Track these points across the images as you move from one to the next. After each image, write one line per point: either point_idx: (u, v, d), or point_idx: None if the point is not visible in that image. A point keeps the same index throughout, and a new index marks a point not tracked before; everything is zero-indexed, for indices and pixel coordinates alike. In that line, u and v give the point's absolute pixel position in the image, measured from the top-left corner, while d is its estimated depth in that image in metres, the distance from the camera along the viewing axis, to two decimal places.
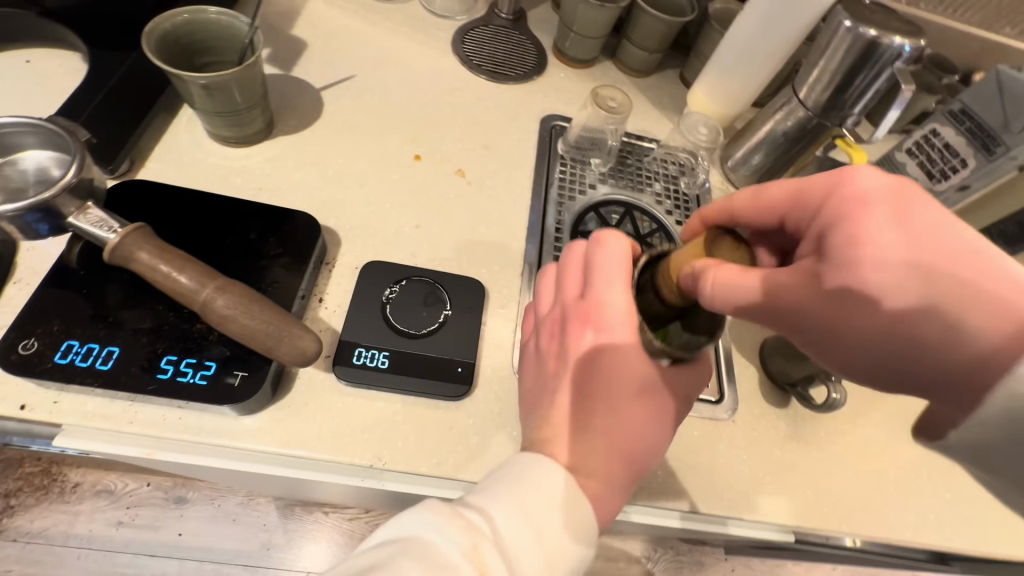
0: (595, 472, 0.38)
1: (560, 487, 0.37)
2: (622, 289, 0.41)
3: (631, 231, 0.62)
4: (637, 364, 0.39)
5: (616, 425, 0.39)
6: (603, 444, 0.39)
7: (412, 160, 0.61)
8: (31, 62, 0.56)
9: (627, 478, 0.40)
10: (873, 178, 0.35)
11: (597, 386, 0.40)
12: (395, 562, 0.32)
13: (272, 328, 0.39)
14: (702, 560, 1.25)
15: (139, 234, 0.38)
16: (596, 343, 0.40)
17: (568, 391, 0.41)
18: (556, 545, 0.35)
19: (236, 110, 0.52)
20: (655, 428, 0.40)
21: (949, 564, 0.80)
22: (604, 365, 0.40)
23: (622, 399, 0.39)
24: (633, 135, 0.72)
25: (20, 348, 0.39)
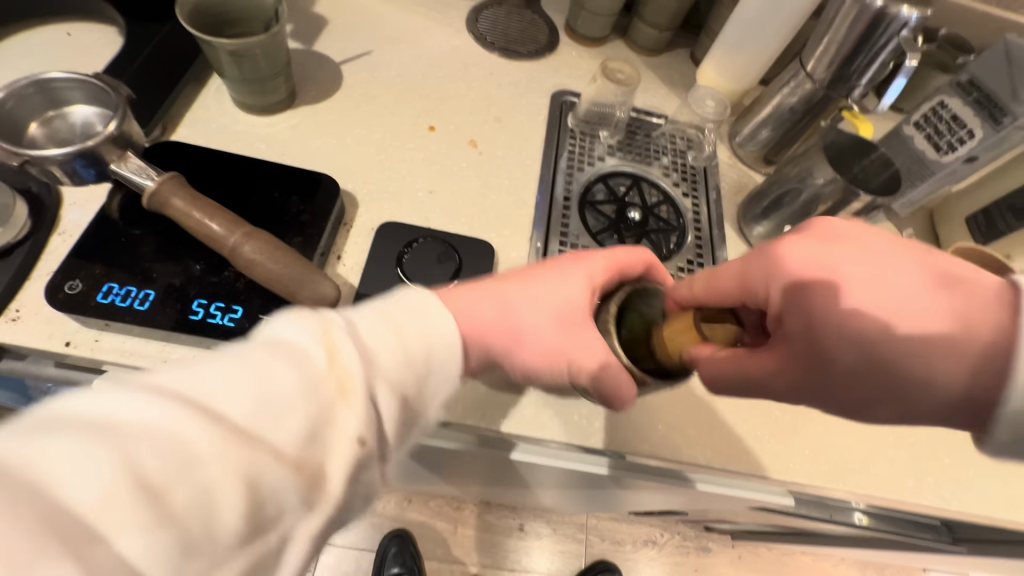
0: (480, 314, 0.41)
1: (435, 309, 0.38)
2: (609, 254, 0.44)
3: (638, 202, 0.64)
4: (578, 288, 0.42)
5: (528, 306, 0.42)
6: (503, 302, 0.42)
7: (426, 131, 0.64)
8: (71, 34, 0.59)
9: (500, 350, 0.41)
10: (799, 253, 0.39)
11: (535, 279, 0.43)
12: (245, 351, 0.31)
13: (294, 273, 0.42)
14: (708, 546, 1.27)
15: (173, 182, 0.41)
16: (567, 260, 0.44)
17: (521, 269, 0.45)
18: (415, 347, 0.36)
19: (261, 78, 0.55)
20: (547, 331, 0.41)
21: (956, 544, 0.80)
22: (557, 273, 0.43)
23: (548, 300, 0.42)
24: (642, 110, 0.73)
25: (67, 289, 0.43)
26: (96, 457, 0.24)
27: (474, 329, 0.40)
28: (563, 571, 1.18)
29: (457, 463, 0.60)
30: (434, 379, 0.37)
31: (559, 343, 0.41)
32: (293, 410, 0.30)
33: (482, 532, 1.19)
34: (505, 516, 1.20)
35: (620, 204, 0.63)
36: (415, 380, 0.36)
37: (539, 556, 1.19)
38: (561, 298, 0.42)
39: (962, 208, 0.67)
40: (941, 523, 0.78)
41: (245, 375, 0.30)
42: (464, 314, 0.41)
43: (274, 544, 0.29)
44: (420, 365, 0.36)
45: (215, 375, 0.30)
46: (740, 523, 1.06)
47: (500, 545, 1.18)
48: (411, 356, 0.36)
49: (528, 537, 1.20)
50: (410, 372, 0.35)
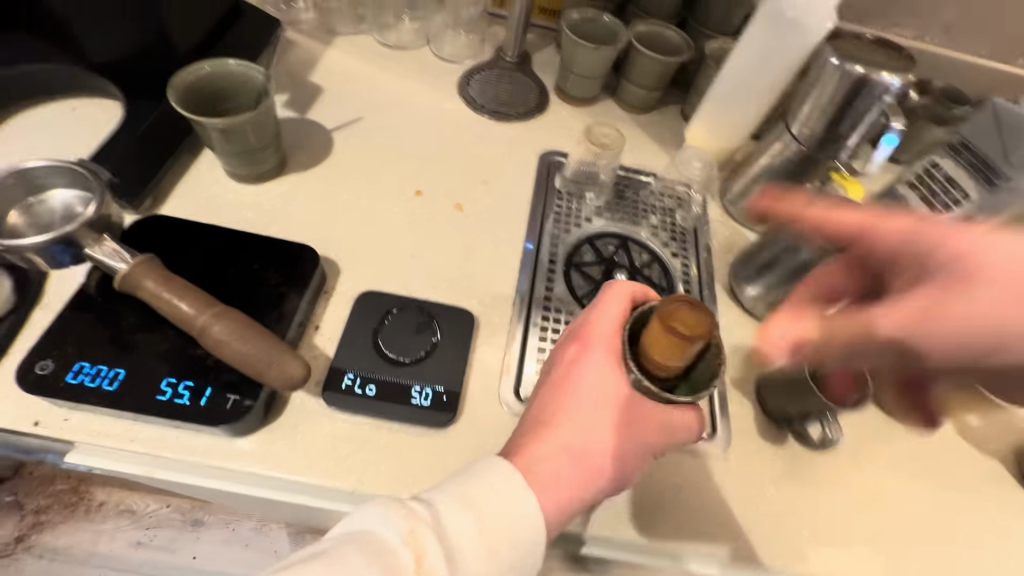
0: (553, 477, 0.40)
1: (507, 476, 0.39)
2: (615, 317, 0.44)
3: (626, 264, 0.63)
4: (614, 374, 0.42)
5: (584, 430, 0.41)
6: (561, 446, 0.41)
7: (413, 195, 0.64)
8: (75, 109, 0.62)
9: (594, 489, 0.41)
10: (897, 221, 0.46)
11: (575, 400, 0.42)
12: (343, 555, 0.34)
13: (263, 353, 0.41)
14: None
15: (146, 263, 0.41)
16: (584, 351, 0.44)
17: (549, 392, 0.43)
18: (497, 528, 0.37)
19: (250, 151, 0.57)
20: (620, 448, 0.41)
21: None
22: (585, 370, 0.43)
23: (597, 410, 0.42)
24: (631, 169, 0.73)
25: (38, 368, 0.43)
26: None
27: (553, 494, 0.39)
28: None
29: None
30: (525, 555, 0.38)
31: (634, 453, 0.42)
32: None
33: None
34: None
35: (606, 266, 0.63)
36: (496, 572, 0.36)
37: None
38: (613, 398, 0.42)
39: None
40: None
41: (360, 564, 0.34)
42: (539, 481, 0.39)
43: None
44: (504, 542, 0.37)
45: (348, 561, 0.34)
46: None
47: None
48: (498, 549, 0.37)
49: None
50: (494, 565, 0.36)
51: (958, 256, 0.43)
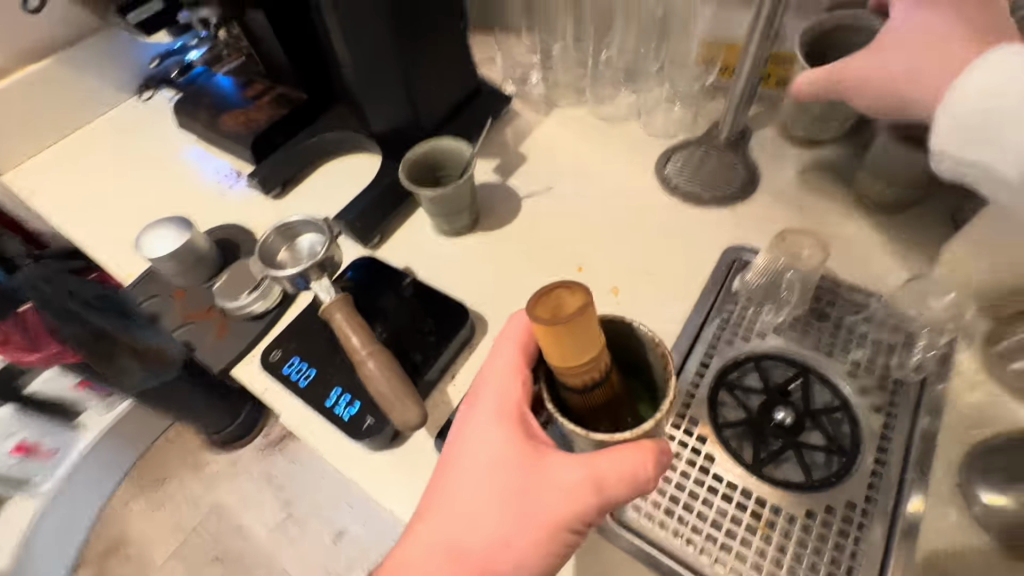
0: (439, 546, 0.46)
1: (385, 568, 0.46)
2: (501, 381, 0.49)
3: (796, 402, 0.52)
4: (497, 441, 0.47)
5: (473, 497, 0.47)
6: (449, 520, 0.47)
7: (574, 270, 0.66)
8: (358, 163, 0.85)
9: (489, 562, 0.45)
10: None
11: (467, 472, 0.48)
12: None
13: (395, 395, 0.49)
14: None
15: (341, 300, 0.54)
16: (467, 417, 0.50)
17: (447, 456, 0.50)
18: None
19: (449, 213, 0.69)
20: (510, 512, 0.46)
21: None
22: (474, 438, 0.49)
23: (488, 480, 0.47)
24: (843, 283, 0.59)
25: (270, 355, 0.59)
26: None
27: (440, 564, 0.45)
28: None
29: None
30: None
31: (526, 526, 0.45)
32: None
33: None
34: None
35: (768, 397, 0.52)
36: None
37: None
38: (487, 472, 0.47)
39: None
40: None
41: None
42: (414, 568, 0.46)
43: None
44: None
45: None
46: None
47: None
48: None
49: None
50: None
51: None
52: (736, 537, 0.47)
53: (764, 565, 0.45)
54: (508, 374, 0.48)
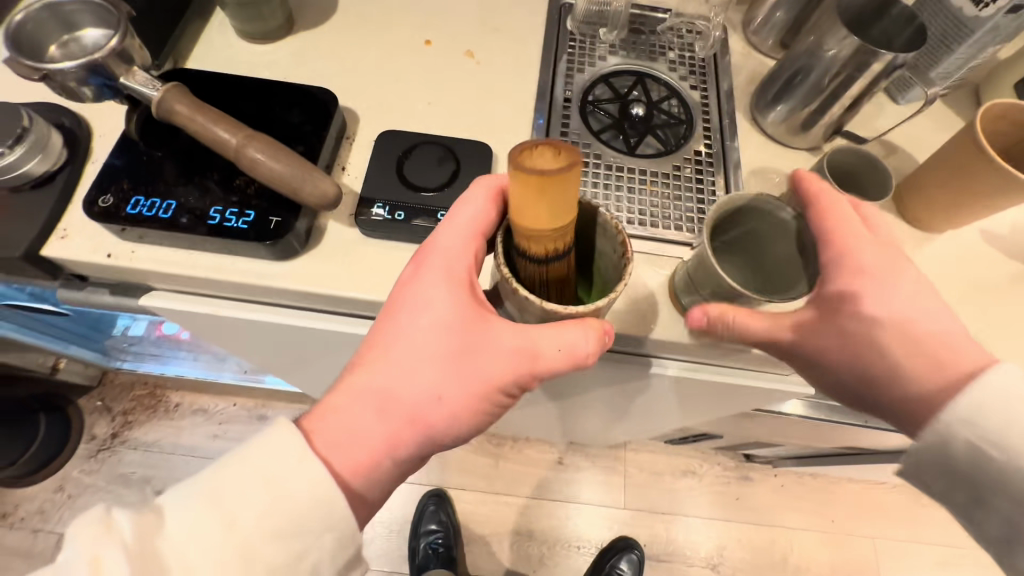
0: (357, 404, 0.44)
1: (289, 443, 0.42)
2: (460, 235, 0.45)
3: (642, 99, 0.62)
4: (444, 298, 0.45)
5: (411, 350, 0.45)
6: (378, 376, 0.44)
7: (422, 45, 0.64)
8: None
9: (411, 419, 0.44)
10: (872, 254, 0.43)
11: (406, 327, 0.45)
12: (204, 495, 0.41)
13: (298, 172, 0.44)
14: (731, 477, 1.58)
15: (176, 90, 0.43)
16: (414, 277, 0.46)
17: (383, 314, 0.47)
18: (290, 479, 0.42)
19: (255, 1, 0.57)
20: (445, 375, 0.44)
21: None
22: (416, 292, 0.46)
23: (429, 335, 0.44)
24: (646, 5, 0.69)
25: (101, 204, 0.47)
26: (177, 537, 0.40)
27: (356, 422, 0.43)
28: (602, 492, 1.53)
29: None
30: (320, 503, 0.42)
31: (463, 384, 0.44)
32: (245, 518, 0.41)
33: (521, 462, 1.55)
34: (544, 451, 1.56)
35: (622, 102, 0.62)
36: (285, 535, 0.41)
37: (582, 486, 1.53)
38: (430, 328, 0.44)
39: (1013, 78, 0.63)
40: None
41: (269, 455, 0.42)
42: (341, 415, 0.44)
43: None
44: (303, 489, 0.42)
45: (244, 450, 0.43)
46: (769, 429, 1.09)
47: (543, 476, 1.53)
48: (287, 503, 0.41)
49: (569, 470, 1.55)
50: (284, 525, 0.41)
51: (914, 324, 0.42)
52: (634, 203, 0.57)
53: (658, 214, 0.57)
54: (466, 239, 0.45)
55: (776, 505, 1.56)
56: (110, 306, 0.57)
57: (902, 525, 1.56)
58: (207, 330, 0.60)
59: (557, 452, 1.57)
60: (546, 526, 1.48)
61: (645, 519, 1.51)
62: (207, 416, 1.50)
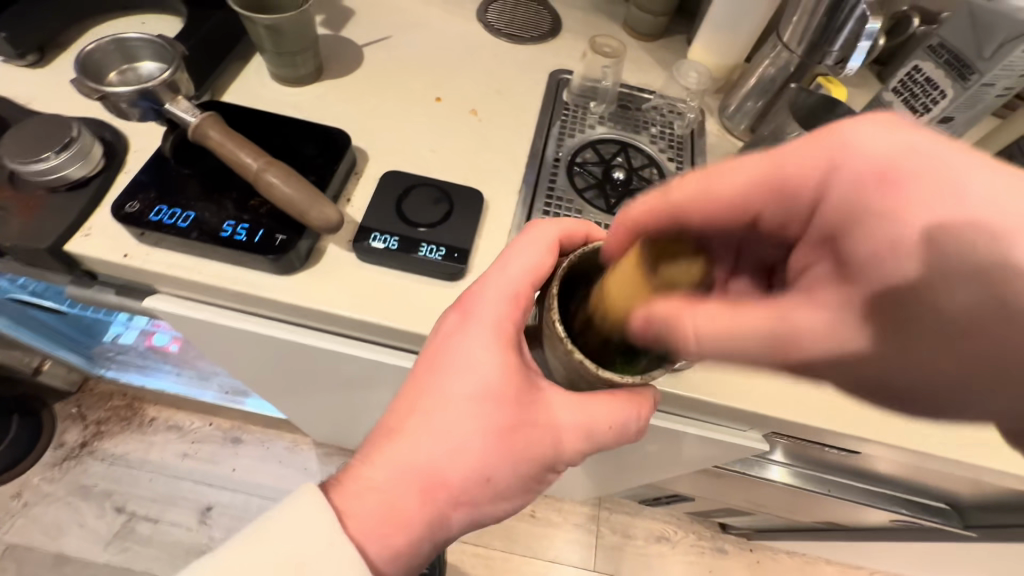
0: (399, 484, 0.46)
1: (323, 511, 0.45)
2: (506, 297, 0.49)
3: (623, 165, 0.70)
4: (489, 363, 0.48)
5: (457, 420, 0.47)
6: (422, 451, 0.46)
7: (433, 101, 0.72)
8: (144, 23, 0.71)
9: (453, 496, 0.47)
10: (875, 144, 0.40)
11: (447, 394, 0.48)
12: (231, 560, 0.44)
13: (307, 197, 0.50)
14: (706, 545, 1.55)
15: (212, 119, 0.49)
16: (460, 330, 0.50)
17: (422, 376, 0.49)
18: (317, 543, 0.44)
19: (291, 51, 0.65)
20: (489, 444, 0.47)
21: (969, 529, 0.87)
22: (460, 356, 0.49)
23: (473, 404, 0.47)
24: (634, 86, 0.78)
25: (127, 209, 0.52)
26: None
27: (399, 501, 0.45)
28: (572, 551, 1.49)
29: None
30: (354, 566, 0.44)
31: (507, 453, 0.47)
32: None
33: (493, 512, 1.51)
34: None
35: (605, 165, 0.69)
36: None
37: (553, 543, 1.49)
38: (472, 398, 0.47)
39: None
40: (924, 478, 0.82)
41: (296, 532, 0.44)
42: (380, 492, 0.46)
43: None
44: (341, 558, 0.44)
45: (270, 519, 0.46)
46: (740, 494, 1.10)
47: (513, 527, 1.50)
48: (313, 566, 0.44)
49: (540, 523, 1.51)
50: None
51: (899, 194, 0.39)
52: None
53: None
54: (507, 297, 0.49)
55: None
56: (112, 305, 0.61)
57: None
58: (200, 334, 0.63)
59: (530, 505, 1.54)
60: None
61: None
62: (180, 434, 1.48)
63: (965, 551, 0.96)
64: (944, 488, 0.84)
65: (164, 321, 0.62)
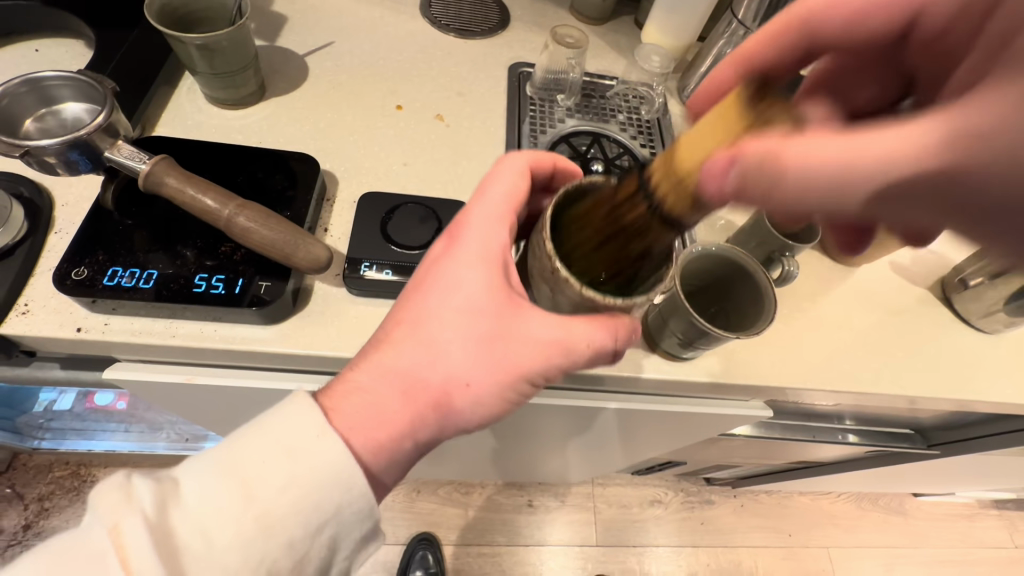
0: (381, 393, 0.42)
1: (312, 420, 0.41)
2: (499, 205, 0.44)
3: (600, 156, 0.68)
4: (475, 280, 0.43)
5: (444, 331, 0.42)
6: (408, 362, 0.42)
7: (394, 110, 0.67)
8: (39, 51, 0.61)
9: (436, 408, 0.43)
10: None
11: (434, 310, 0.43)
12: (207, 470, 0.39)
13: (290, 237, 0.45)
14: (694, 500, 1.63)
15: (164, 163, 0.43)
16: (447, 255, 0.45)
17: (413, 289, 0.45)
18: (305, 459, 0.40)
19: (229, 71, 0.58)
20: (473, 359, 0.42)
21: (930, 448, 0.97)
22: (448, 271, 0.44)
23: (458, 320, 0.42)
24: (594, 74, 0.77)
25: (74, 276, 0.45)
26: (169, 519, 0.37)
27: (381, 412, 0.41)
28: (574, 531, 1.52)
29: None
30: (331, 485, 0.40)
31: (490, 369, 0.42)
32: (265, 485, 0.39)
33: (492, 510, 1.51)
34: (514, 495, 1.54)
35: (583, 159, 0.67)
36: (285, 518, 0.39)
37: (554, 527, 1.52)
38: (460, 311, 0.42)
39: None
40: (892, 411, 0.89)
41: (289, 424, 0.41)
42: (367, 392, 0.42)
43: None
44: (313, 478, 0.40)
45: (265, 418, 0.42)
46: (728, 452, 1.16)
47: (513, 520, 1.51)
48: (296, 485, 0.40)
49: (539, 511, 1.53)
50: (294, 502, 0.39)
51: None
52: None
53: None
54: (500, 212, 0.44)
55: (737, 525, 1.62)
56: (62, 383, 0.53)
57: (848, 531, 1.67)
58: (175, 399, 0.56)
59: (526, 495, 1.55)
60: (522, 574, 1.44)
61: (618, 553, 1.52)
62: None
63: (925, 466, 1.07)
64: (908, 417, 0.93)
65: (131, 392, 0.55)
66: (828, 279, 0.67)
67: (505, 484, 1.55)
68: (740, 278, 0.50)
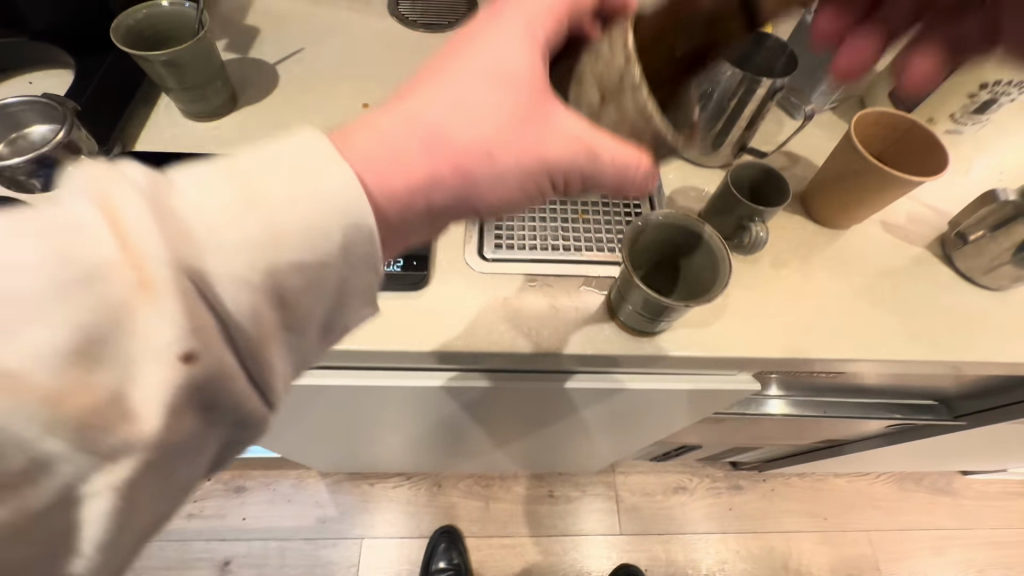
0: (398, 128, 0.35)
1: (311, 144, 0.32)
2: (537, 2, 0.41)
3: None
4: (513, 41, 0.39)
5: (475, 72, 0.38)
6: (438, 96, 0.37)
7: (361, 108, 0.69)
8: (32, 83, 0.66)
9: (465, 177, 0.37)
10: None
11: (467, 57, 0.39)
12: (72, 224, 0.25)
13: None
14: (721, 486, 1.59)
15: None
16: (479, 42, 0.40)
17: (439, 61, 0.39)
18: (278, 202, 0.29)
19: (198, 85, 0.61)
20: (503, 101, 0.37)
21: (958, 419, 0.91)
22: (485, 48, 0.39)
23: (488, 65, 0.38)
24: None
25: None
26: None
27: (403, 151, 0.35)
28: (597, 520, 1.51)
29: (439, 403, 0.66)
30: (316, 253, 0.30)
31: (523, 147, 0.38)
32: (277, 186, 0.30)
33: (514, 501, 1.52)
34: (535, 486, 1.54)
35: None
36: (233, 288, 0.28)
37: (577, 517, 1.51)
38: (489, 71, 0.38)
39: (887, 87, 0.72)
40: (910, 381, 0.84)
41: (290, 154, 0.31)
42: (385, 134, 0.35)
43: (52, 476, 0.24)
44: (281, 271, 0.29)
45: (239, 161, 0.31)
46: (744, 434, 1.12)
47: (535, 511, 1.51)
48: (260, 238, 0.28)
49: (561, 501, 1.53)
50: (252, 302, 0.28)
51: None
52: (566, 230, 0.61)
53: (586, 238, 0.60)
54: (541, 19, 0.40)
55: (769, 510, 1.57)
56: None
57: (890, 513, 1.59)
58: None
59: (547, 485, 1.55)
60: (546, 564, 1.44)
61: (644, 541, 1.50)
62: None
63: (959, 439, 1.01)
64: (930, 387, 0.87)
65: None
66: (814, 244, 0.64)
67: (525, 476, 1.55)
68: (697, 248, 0.50)
